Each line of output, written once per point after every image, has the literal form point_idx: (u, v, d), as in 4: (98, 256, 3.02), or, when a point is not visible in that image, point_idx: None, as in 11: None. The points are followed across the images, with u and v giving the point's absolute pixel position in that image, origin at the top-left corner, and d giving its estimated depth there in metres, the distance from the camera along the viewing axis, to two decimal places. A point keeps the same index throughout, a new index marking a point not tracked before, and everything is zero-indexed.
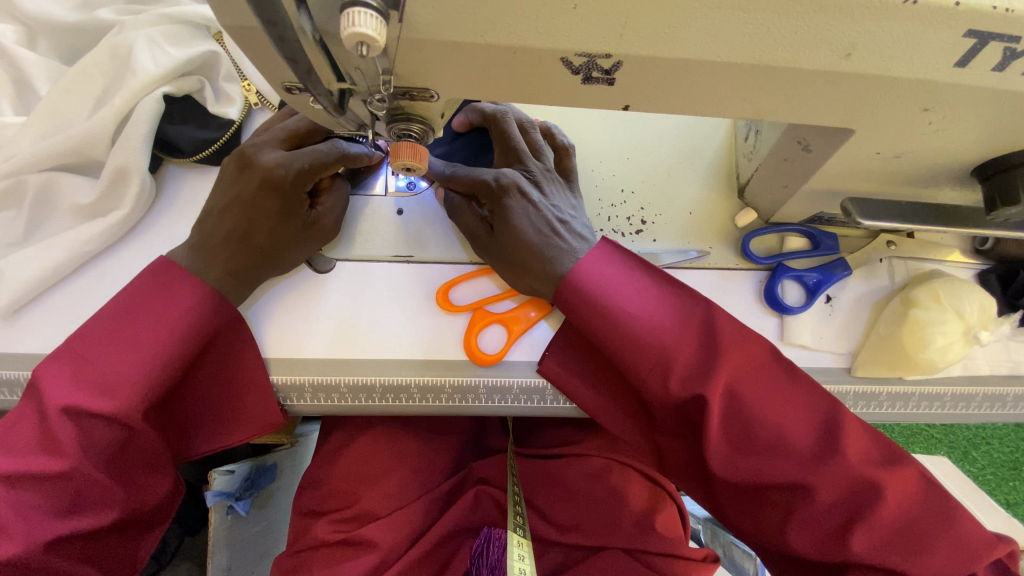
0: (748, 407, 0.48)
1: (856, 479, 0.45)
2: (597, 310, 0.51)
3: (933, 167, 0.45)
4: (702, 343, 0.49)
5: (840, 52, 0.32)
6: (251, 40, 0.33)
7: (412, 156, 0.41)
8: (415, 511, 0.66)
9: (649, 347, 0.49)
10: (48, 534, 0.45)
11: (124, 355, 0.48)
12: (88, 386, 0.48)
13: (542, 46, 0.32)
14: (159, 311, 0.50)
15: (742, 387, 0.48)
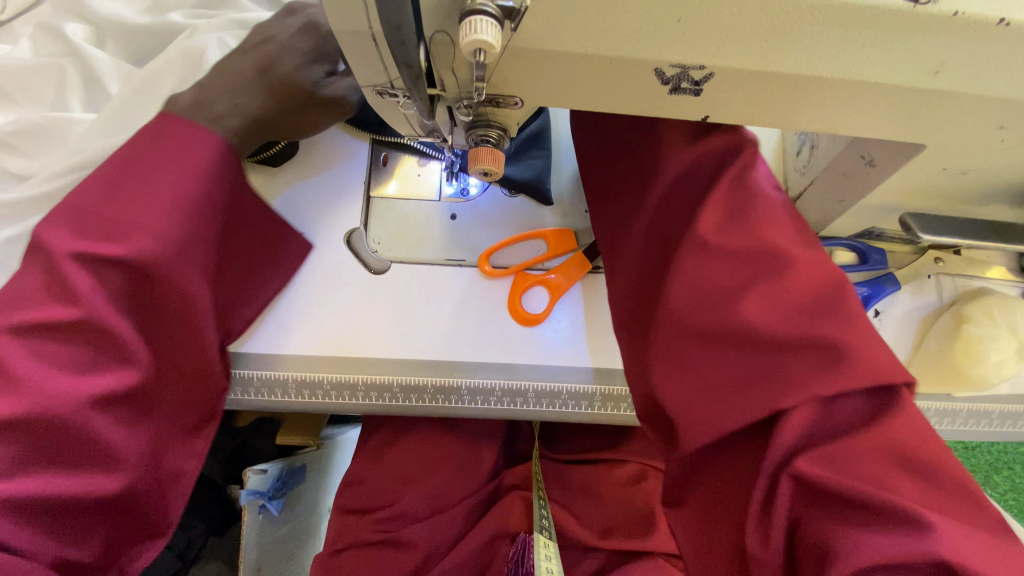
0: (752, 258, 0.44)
1: (827, 281, 0.42)
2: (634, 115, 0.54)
3: (997, 184, 0.46)
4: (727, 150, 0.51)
5: (928, 69, 0.33)
6: (359, 44, 0.34)
7: (491, 161, 0.43)
8: (457, 514, 0.66)
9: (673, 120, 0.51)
10: (77, 391, 0.45)
11: (143, 201, 0.47)
12: (96, 232, 0.46)
13: (640, 56, 0.33)
14: (166, 161, 0.48)
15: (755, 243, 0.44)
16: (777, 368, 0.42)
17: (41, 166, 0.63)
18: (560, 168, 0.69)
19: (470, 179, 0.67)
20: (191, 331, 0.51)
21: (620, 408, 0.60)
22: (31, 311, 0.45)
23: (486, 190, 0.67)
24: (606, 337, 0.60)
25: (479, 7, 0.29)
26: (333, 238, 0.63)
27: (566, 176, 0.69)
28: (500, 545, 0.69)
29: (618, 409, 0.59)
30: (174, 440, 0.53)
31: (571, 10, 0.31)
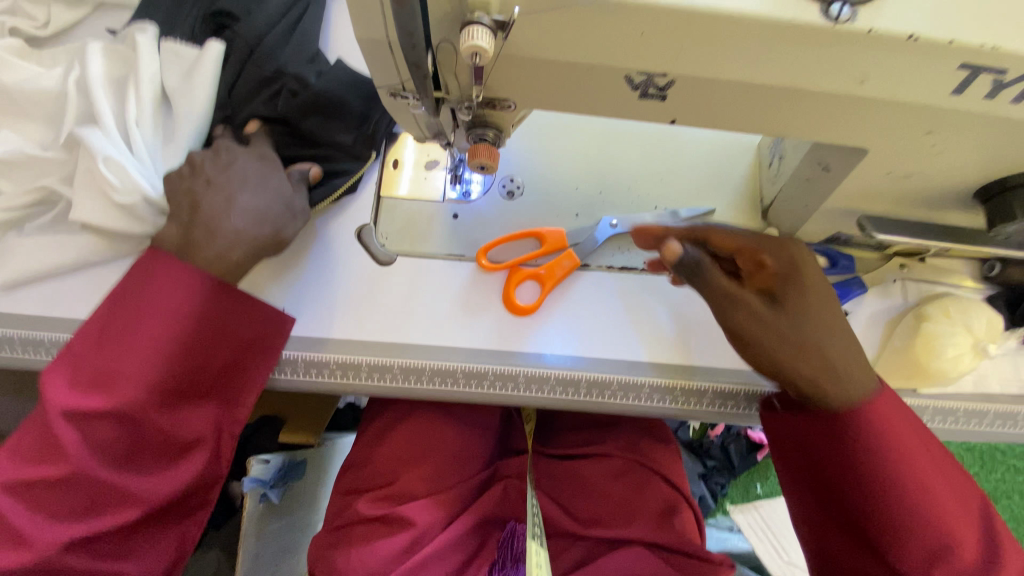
0: (923, 484, 0.50)
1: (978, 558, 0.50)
2: (817, 379, 0.51)
3: (941, 188, 0.51)
4: (876, 421, 0.51)
5: (855, 79, 0.39)
6: (377, 52, 0.41)
7: (486, 155, 0.49)
8: (453, 498, 0.70)
9: (880, 470, 0.50)
10: (62, 536, 0.50)
11: (125, 349, 0.52)
12: (84, 386, 0.51)
13: (612, 64, 0.40)
14: (143, 308, 0.53)
15: (903, 443, 0.50)
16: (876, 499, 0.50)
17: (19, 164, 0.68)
18: (555, 172, 0.73)
19: (472, 180, 0.72)
20: (179, 442, 0.55)
21: (605, 396, 0.63)
22: (20, 471, 0.50)
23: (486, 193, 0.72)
24: (594, 329, 0.66)
25: (476, 20, 0.36)
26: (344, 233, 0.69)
27: (561, 180, 0.73)
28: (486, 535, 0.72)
29: (602, 396, 0.63)
30: (174, 527, 0.58)
31: (552, 25, 0.37)
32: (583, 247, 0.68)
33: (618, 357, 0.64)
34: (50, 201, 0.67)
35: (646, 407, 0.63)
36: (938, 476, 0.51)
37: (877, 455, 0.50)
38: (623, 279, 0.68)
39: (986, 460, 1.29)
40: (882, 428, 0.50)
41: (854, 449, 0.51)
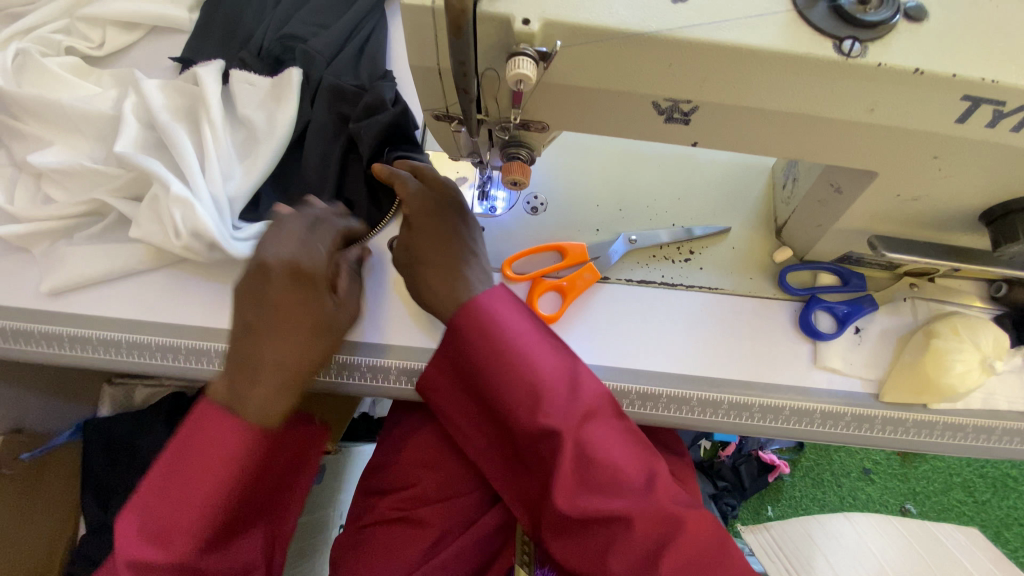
0: (539, 376, 0.52)
1: (665, 517, 0.51)
2: (484, 340, 0.53)
3: (948, 210, 0.54)
4: (578, 386, 0.53)
5: (865, 107, 0.42)
6: (428, 77, 0.46)
7: (519, 173, 0.53)
8: (469, 502, 0.71)
9: (521, 382, 0.52)
10: None
11: (187, 500, 0.48)
12: (151, 538, 0.48)
13: (641, 92, 0.43)
14: (205, 454, 0.48)
15: (509, 370, 0.52)
16: (589, 484, 0.52)
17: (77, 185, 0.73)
18: (577, 190, 0.77)
19: (498, 196, 0.76)
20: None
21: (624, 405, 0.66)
22: None
23: (511, 208, 0.76)
24: (614, 339, 0.68)
25: (521, 51, 0.40)
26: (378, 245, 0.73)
27: (582, 198, 0.76)
28: (506, 542, 0.73)
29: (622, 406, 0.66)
30: None
31: (588, 56, 0.41)
32: (604, 261, 0.71)
33: (636, 367, 0.67)
34: (101, 211, 0.73)
35: (663, 416, 0.65)
36: (599, 426, 0.53)
37: (505, 391, 0.52)
38: (643, 292, 0.71)
39: (997, 487, 1.29)
40: (489, 354, 0.53)
41: (501, 376, 0.53)
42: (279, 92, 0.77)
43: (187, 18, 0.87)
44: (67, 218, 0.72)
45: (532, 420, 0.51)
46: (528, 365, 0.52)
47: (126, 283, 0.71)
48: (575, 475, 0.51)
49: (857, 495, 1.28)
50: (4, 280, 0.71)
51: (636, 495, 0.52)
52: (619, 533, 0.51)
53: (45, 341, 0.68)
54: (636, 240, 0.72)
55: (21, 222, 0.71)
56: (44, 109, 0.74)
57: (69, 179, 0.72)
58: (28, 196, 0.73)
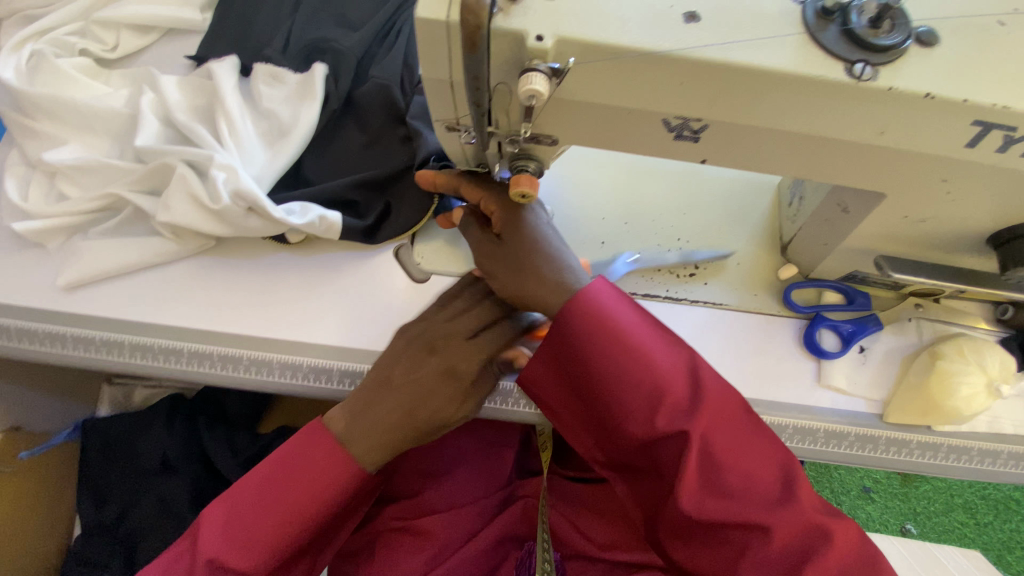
0: (660, 376, 0.51)
1: (806, 524, 0.49)
2: (599, 338, 0.52)
3: (956, 233, 0.54)
4: (699, 384, 0.52)
5: (876, 130, 0.42)
6: (441, 89, 0.46)
7: (528, 185, 0.51)
8: (472, 513, 0.72)
9: (643, 381, 0.51)
10: None
11: (269, 518, 0.51)
12: (235, 543, 0.51)
13: (652, 109, 0.44)
14: (301, 475, 0.52)
15: (633, 371, 0.51)
16: (718, 488, 0.50)
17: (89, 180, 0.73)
18: (584, 202, 0.77)
19: None
20: None
21: None
22: None
23: None
24: None
25: (534, 67, 0.40)
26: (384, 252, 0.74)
27: (589, 210, 0.76)
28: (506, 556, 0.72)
29: None
30: None
31: (601, 72, 0.41)
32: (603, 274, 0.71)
33: None
34: (114, 207, 0.74)
35: None
36: (727, 427, 0.52)
37: (627, 393, 0.51)
38: (647, 306, 0.71)
39: (999, 509, 1.27)
40: (605, 357, 0.52)
41: (619, 376, 0.51)
42: (295, 82, 0.79)
43: (200, 22, 0.88)
44: (82, 214, 0.73)
45: (658, 421, 0.50)
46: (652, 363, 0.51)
47: (135, 279, 0.72)
48: (701, 478, 0.51)
49: (857, 513, 1.27)
50: (13, 277, 0.71)
51: (771, 504, 0.50)
52: (754, 543, 0.50)
53: (49, 340, 0.68)
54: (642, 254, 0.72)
55: (33, 219, 0.72)
56: (58, 108, 0.75)
57: (83, 176, 0.73)
58: (41, 193, 0.74)
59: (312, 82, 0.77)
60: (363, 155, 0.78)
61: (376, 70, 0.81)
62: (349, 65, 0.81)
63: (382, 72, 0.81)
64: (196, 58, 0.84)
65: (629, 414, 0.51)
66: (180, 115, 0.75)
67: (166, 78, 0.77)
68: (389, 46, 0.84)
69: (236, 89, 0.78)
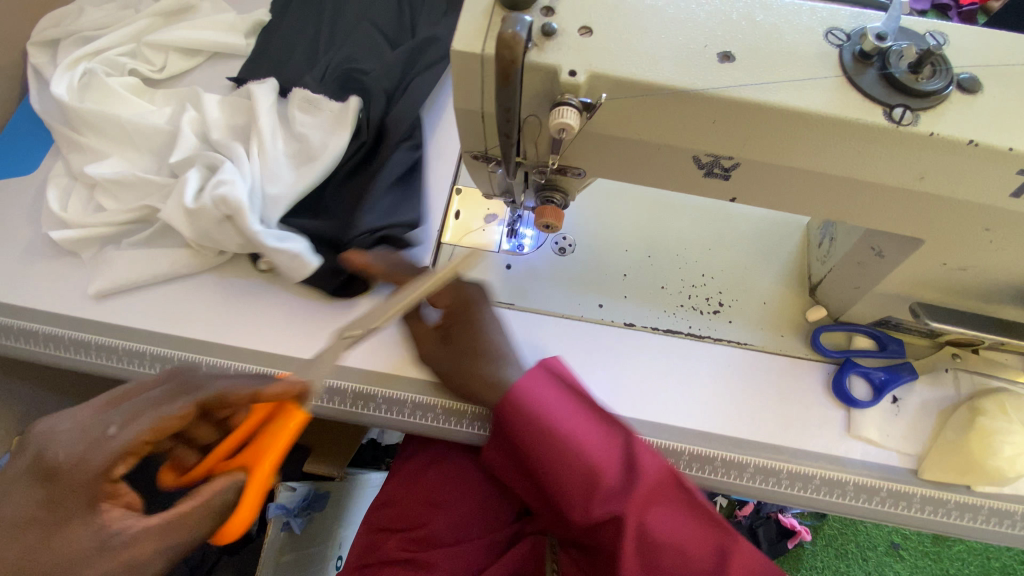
0: (588, 462, 0.50)
1: None
2: (530, 426, 0.53)
3: (998, 282, 0.52)
4: (631, 464, 0.51)
5: (915, 175, 0.41)
6: (472, 120, 0.47)
7: (553, 217, 0.53)
8: (475, 549, 0.69)
9: (573, 467, 0.50)
10: None
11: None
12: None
13: (683, 146, 0.43)
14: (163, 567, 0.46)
15: (568, 457, 0.51)
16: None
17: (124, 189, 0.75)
18: (606, 234, 0.76)
19: (525, 235, 0.76)
20: None
21: None
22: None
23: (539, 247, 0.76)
24: (639, 389, 0.67)
25: (566, 100, 0.40)
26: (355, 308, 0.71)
27: (611, 241, 0.76)
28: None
29: None
30: None
31: (634, 109, 0.41)
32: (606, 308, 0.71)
33: (652, 422, 0.65)
34: (148, 219, 0.75)
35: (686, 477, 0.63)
36: (663, 509, 0.50)
37: (559, 481, 0.51)
38: (668, 342, 0.70)
39: None
40: (546, 450, 0.51)
41: (552, 464, 0.51)
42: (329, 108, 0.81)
43: (243, 47, 0.91)
44: (116, 225, 0.75)
45: (591, 510, 0.49)
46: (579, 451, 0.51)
47: (159, 291, 0.73)
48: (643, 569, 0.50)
49: (884, 571, 1.20)
50: (45, 284, 0.73)
51: None
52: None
53: (70, 346, 0.68)
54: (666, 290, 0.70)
55: (70, 227, 0.75)
56: (104, 123, 0.78)
57: (120, 189, 0.75)
58: (80, 204, 0.77)
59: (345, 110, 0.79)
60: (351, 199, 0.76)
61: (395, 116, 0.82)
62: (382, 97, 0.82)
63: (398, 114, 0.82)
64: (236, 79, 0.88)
65: (568, 506, 0.51)
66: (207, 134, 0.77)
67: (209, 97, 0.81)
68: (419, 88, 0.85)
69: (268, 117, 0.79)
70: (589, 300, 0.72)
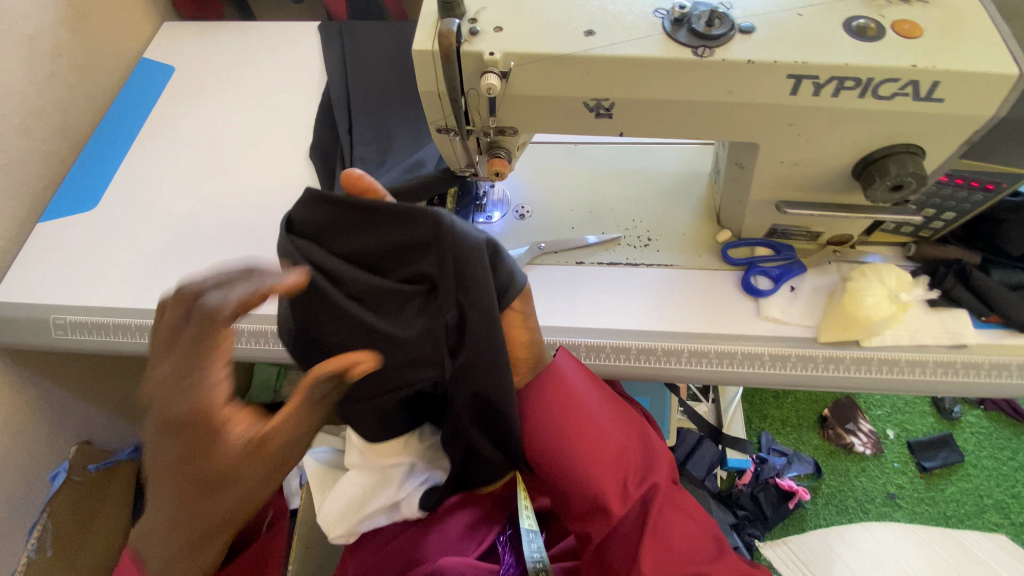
0: (609, 433, 0.66)
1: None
2: (568, 406, 0.66)
3: (826, 171, 0.72)
4: (640, 442, 0.68)
5: (725, 90, 0.62)
6: (430, 98, 0.68)
7: (501, 166, 0.73)
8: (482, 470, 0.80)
9: (610, 446, 0.65)
10: None
11: None
12: None
13: (575, 94, 0.65)
14: None
15: (603, 446, 0.64)
16: (660, 526, 0.62)
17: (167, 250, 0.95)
18: (553, 200, 0.96)
19: (493, 212, 0.95)
20: None
21: (600, 356, 0.81)
22: None
23: (503, 218, 0.94)
24: (589, 307, 0.84)
25: (490, 71, 0.62)
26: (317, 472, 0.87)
27: (558, 204, 0.95)
28: (489, 528, 0.78)
29: (598, 357, 0.81)
30: None
31: (535, 70, 0.63)
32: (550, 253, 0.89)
33: (601, 327, 0.82)
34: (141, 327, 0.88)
35: (633, 364, 0.80)
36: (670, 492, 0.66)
37: (598, 458, 0.64)
38: (611, 270, 0.88)
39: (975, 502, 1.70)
40: (580, 427, 0.65)
41: (579, 425, 0.65)
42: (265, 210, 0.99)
43: (256, 101, 1.15)
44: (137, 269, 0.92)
45: (629, 490, 0.64)
46: (623, 437, 0.66)
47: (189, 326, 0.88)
48: (658, 537, 0.62)
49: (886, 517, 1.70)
50: (109, 289, 0.91)
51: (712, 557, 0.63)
52: None
53: (141, 332, 0.87)
54: (593, 239, 0.90)
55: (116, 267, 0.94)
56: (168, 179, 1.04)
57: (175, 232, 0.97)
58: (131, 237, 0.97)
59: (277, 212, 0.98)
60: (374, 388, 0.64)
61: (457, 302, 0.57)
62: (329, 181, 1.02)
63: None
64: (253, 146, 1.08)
65: (602, 486, 0.63)
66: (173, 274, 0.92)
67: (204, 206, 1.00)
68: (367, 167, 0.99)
69: (260, 210, 0.99)
70: (535, 243, 0.90)
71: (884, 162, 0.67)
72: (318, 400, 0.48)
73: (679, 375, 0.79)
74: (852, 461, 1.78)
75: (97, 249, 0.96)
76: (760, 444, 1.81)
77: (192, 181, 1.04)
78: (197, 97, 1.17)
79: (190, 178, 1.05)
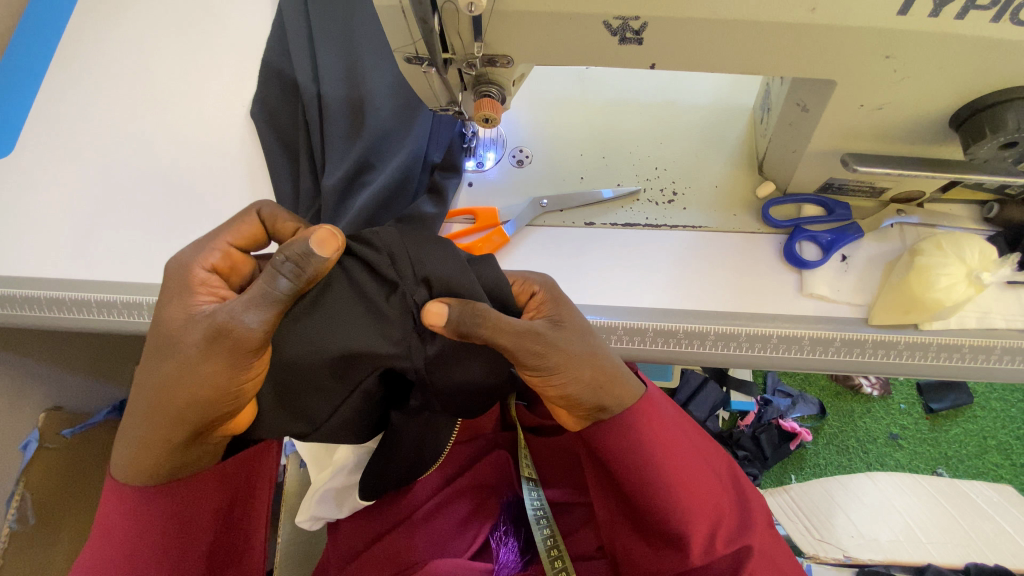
0: (696, 475, 0.56)
1: None
2: (655, 440, 0.56)
3: (916, 119, 0.55)
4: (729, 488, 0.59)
5: (807, 6, 0.44)
6: (394, 16, 0.50)
7: (490, 109, 0.55)
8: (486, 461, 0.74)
9: (698, 489, 0.56)
10: None
11: None
12: None
13: (592, 12, 0.47)
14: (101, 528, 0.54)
15: (698, 497, 0.56)
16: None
17: (94, 204, 0.81)
18: (560, 142, 0.79)
19: (486, 154, 0.78)
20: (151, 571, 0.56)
21: (612, 339, 0.67)
22: None
23: (498, 164, 0.78)
24: (599, 280, 0.71)
25: None
26: (309, 450, 0.79)
27: (565, 147, 0.78)
28: (484, 522, 0.70)
29: (610, 340, 0.67)
30: None
31: None
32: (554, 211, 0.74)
33: (613, 305, 0.69)
34: (72, 301, 0.75)
35: (652, 350, 0.67)
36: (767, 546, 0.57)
37: (689, 503, 0.55)
38: (625, 233, 0.73)
39: (986, 447, 1.40)
40: (679, 469, 0.56)
41: (663, 465, 0.55)
42: (210, 153, 0.82)
43: (194, 10, 0.93)
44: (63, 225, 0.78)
45: (716, 547, 0.55)
46: (717, 488, 0.58)
47: (120, 293, 0.75)
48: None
49: (885, 459, 1.41)
50: (32, 251, 0.78)
51: None
52: None
53: (75, 306, 0.75)
54: (606, 193, 0.74)
55: (38, 226, 0.79)
56: (92, 114, 0.86)
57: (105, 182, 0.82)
58: (51, 189, 0.82)
59: (228, 162, 0.82)
60: (312, 392, 0.53)
61: (417, 280, 0.51)
62: (287, 115, 0.84)
63: (313, 133, 0.79)
64: (192, 69, 0.88)
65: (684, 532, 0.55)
66: (108, 234, 0.79)
67: (138, 145, 0.84)
68: (330, 97, 0.79)
69: (204, 153, 0.82)
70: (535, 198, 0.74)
71: (998, 111, 0.50)
72: (273, 282, 0.45)
73: (703, 361, 0.67)
74: (856, 402, 1.45)
75: (15, 203, 0.81)
76: (763, 384, 1.49)
77: (121, 115, 0.86)
78: (122, 4, 0.94)
79: (117, 110, 0.86)
